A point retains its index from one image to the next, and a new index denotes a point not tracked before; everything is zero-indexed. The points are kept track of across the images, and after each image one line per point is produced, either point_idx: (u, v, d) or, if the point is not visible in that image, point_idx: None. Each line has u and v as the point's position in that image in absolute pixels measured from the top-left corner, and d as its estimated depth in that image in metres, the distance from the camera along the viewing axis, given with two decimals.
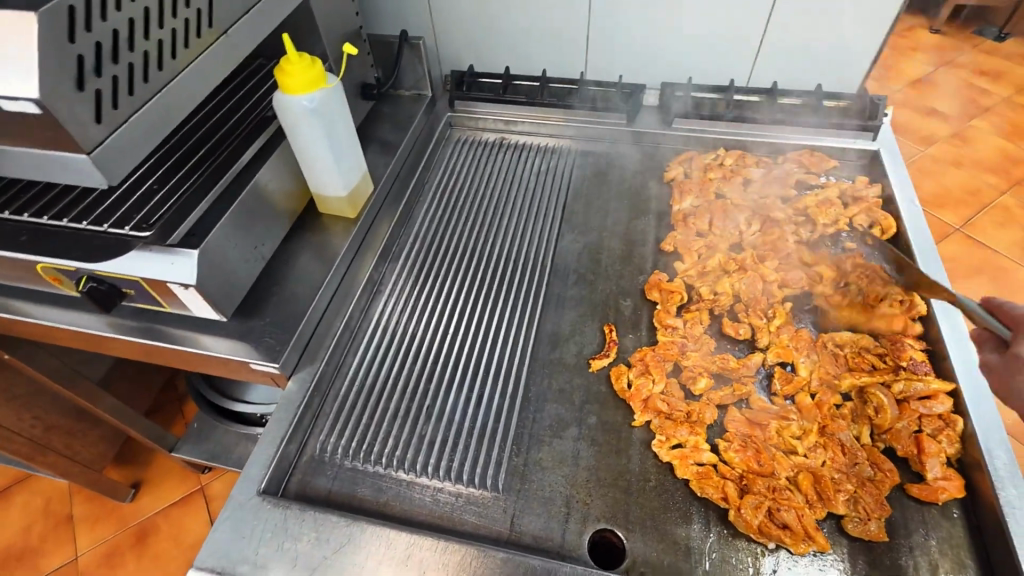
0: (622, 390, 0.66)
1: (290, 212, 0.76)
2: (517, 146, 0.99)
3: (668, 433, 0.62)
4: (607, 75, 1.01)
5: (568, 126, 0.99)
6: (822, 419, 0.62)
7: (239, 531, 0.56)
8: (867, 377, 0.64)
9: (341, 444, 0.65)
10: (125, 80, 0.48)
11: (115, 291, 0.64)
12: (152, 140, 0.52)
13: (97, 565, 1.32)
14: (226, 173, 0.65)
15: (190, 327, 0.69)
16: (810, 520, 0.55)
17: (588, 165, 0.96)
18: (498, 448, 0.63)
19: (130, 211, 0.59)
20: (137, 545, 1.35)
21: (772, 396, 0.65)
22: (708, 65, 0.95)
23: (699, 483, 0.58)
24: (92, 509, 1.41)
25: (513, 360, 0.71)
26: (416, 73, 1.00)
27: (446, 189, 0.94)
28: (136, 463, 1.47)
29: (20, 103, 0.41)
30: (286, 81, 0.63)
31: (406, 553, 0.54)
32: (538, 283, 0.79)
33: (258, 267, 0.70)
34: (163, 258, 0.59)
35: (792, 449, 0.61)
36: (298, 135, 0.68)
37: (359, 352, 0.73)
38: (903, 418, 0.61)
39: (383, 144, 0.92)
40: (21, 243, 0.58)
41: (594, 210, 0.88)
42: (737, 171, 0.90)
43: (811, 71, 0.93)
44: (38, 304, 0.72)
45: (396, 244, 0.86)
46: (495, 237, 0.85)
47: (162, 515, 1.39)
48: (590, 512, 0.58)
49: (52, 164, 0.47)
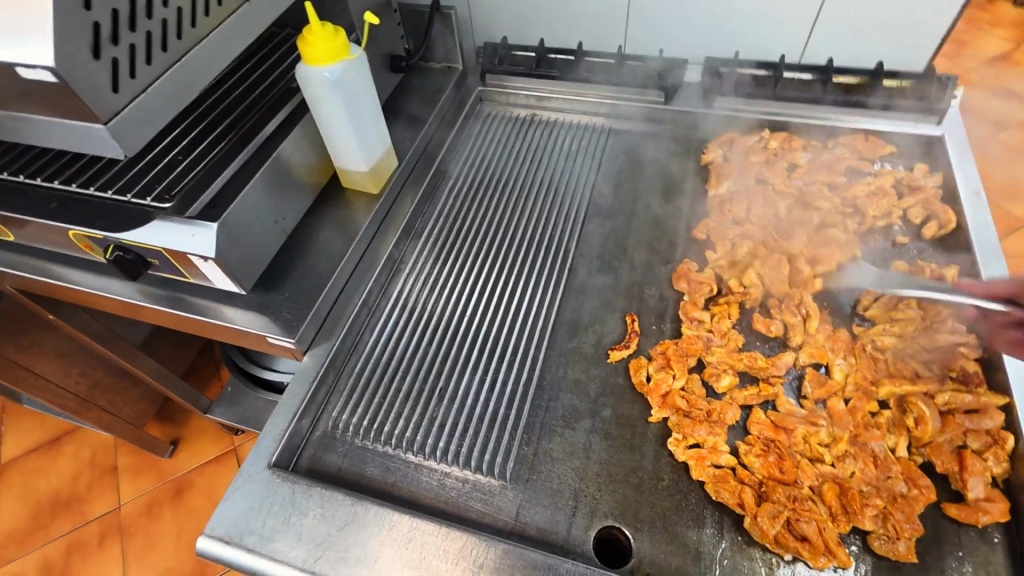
0: (641, 384, 0.63)
1: (313, 186, 0.76)
2: (547, 123, 0.96)
3: (685, 432, 0.59)
4: (646, 49, 0.96)
5: (602, 103, 0.95)
6: (854, 427, 0.58)
7: (249, 502, 0.57)
8: (909, 385, 0.59)
9: (353, 422, 0.65)
10: (143, 49, 0.47)
11: (140, 261, 0.65)
12: (170, 111, 0.51)
13: (138, 515, 1.40)
14: (248, 145, 0.64)
15: (213, 298, 0.70)
16: (833, 534, 0.52)
17: (620, 145, 0.91)
18: (509, 435, 0.62)
19: (153, 181, 0.59)
20: (174, 499, 1.42)
21: (802, 399, 0.61)
22: (757, 39, 0.89)
23: (715, 486, 0.56)
24: (135, 462, 1.49)
25: (529, 346, 0.69)
26: (447, 45, 0.96)
27: (472, 166, 0.91)
28: (175, 422, 1.54)
29: (38, 71, 0.41)
30: (309, 52, 0.62)
31: (409, 537, 0.54)
32: (560, 268, 0.76)
33: (279, 241, 0.70)
34: (184, 230, 0.60)
35: (819, 457, 0.57)
36: (320, 108, 0.66)
37: (376, 330, 0.73)
38: (946, 432, 0.56)
39: (410, 119, 0.90)
40: (50, 210, 0.60)
41: (624, 193, 0.84)
42: (781, 156, 0.84)
43: (871, 47, 0.85)
44: (73, 268, 0.75)
45: (419, 222, 0.84)
46: (519, 218, 0.83)
47: (197, 472, 1.46)
48: (598, 508, 0.57)
49: (72, 133, 0.47)
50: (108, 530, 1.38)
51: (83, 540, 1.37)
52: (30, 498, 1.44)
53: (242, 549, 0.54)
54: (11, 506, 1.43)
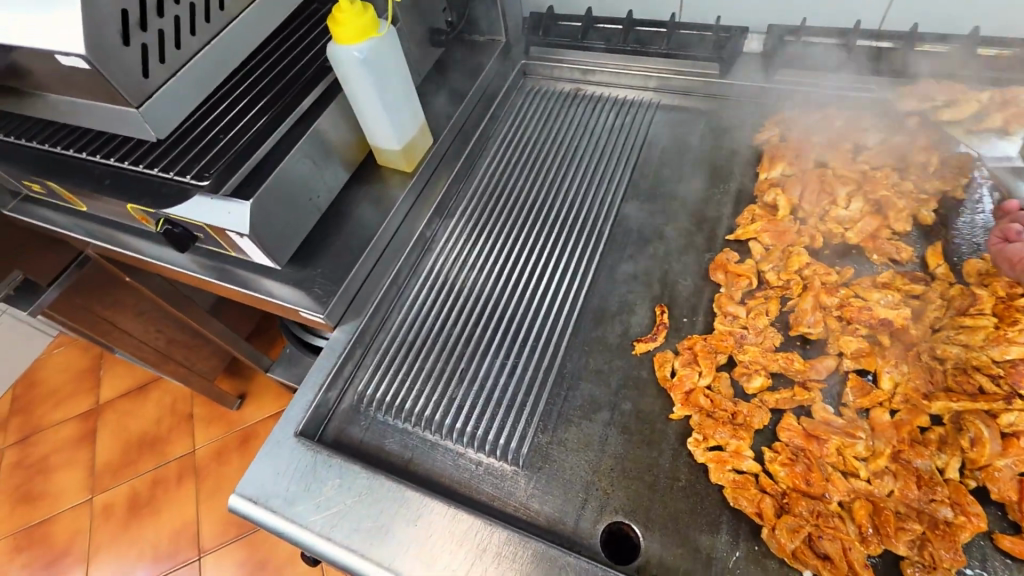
0: (664, 379, 0.61)
1: (347, 164, 0.76)
2: (592, 98, 0.91)
3: (706, 433, 0.56)
4: (703, 17, 0.88)
5: (651, 76, 0.89)
6: (897, 443, 0.53)
7: (276, 467, 0.60)
8: (967, 401, 0.53)
9: (376, 397, 0.67)
10: (172, 33, 0.49)
11: (187, 235, 0.70)
12: (199, 94, 0.53)
13: (209, 459, 1.54)
14: (282, 124, 0.65)
15: (254, 272, 0.73)
16: (859, 555, 0.48)
17: (668, 122, 0.86)
18: (525, 421, 0.62)
19: (192, 160, 0.61)
20: (241, 447, 1.55)
21: (842, 407, 0.56)
22: (829, 3, 0.80)
23: (733, 492, 0.53)
24: (209, 411, 1.63)
25: (554, 332, 0.68)
26: (491, 17, 0.94)
27: (511, 143, 0.89)
28: (242, 377, 1.67)
29: (73, 59, 0.44)
30: (338, 30, 0.62)
31: (417, 515, 0.55)
32: (592, 253, 0.73)
33: (314, 219, 0.72)
34: (220, 207, 0.62)
35: (853, 471, 0.53)
36: (351, 86, 0.66)
37: (405, 308, 0.74)
38: (1008, 456, 0.50)
39: (451, 94, 0.89)
40: (104, 186, 0.65)
41: (667, 173, 0.80)
42: (847, 135, 0.75)
43: (966, 9, 0.74)
44: (138, 238, 0.81)
45: (453, 200, 0.84)
46: (554, 198, 0.80)
47: (261, 424, 1.58)
48: (609, 502, 0.56)
49: (112, 116, 0.50)
50: (184, 470, 1.53)
51: (163, 478, 1.53)
52: (121, 436, 1.62)
53: (267, 511, 0.58)
54: (105, 442, 1.61)
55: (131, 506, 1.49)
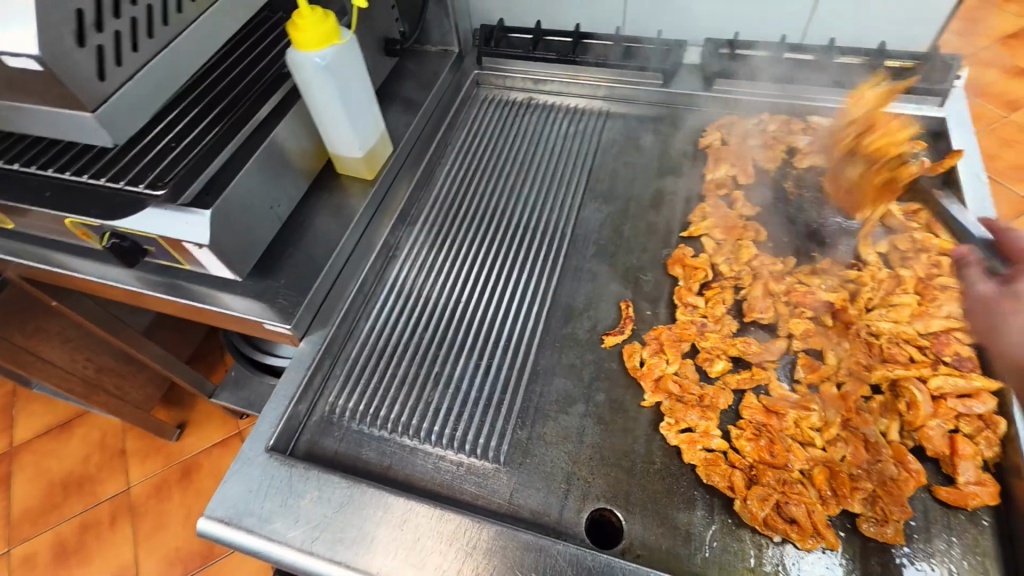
0: (634, 368, 0.64)
1: (307, 172, 0.75)
2: (545, 107, 0.94)
3: (677, 416, 0.60)
4: (646, 31, 0.94)
5: (600, 87, 0.93)
6: (846, 412, 0.58)
7: (247, 485, 0.58)
8: (901, 369, 0.59)
9: (349, 406, 0.65)
10: (128, 36, 0.48)
11: (137, 248, 0.66)
12: (156, 99, 0.53)
13: (147, 495, 1.42)
14: (240, 131, 0.63)
15: (209, 285, 0.70)
16: (821, 516, 0.52)
17: (620, 130, 0.90)
18: (503, 419, 0.63)
19: (145, 169, 0.58)
20: (182, 480, 1.44)
21: (795, 383, 0.61)
22: (758, 20, 0.87)
23: (706, 469, 0.56)
24: (144, 444, 1.51)
25: (524, 331, 0.69)
26: (443, 28, 0.95)
27: (469, 151, 0.90)
28: (181, 405, 1.56)
29: (23, 59, 0.42)
30: (299, 35, 0.61)
31: (402, 519, 0.55)
32: (556, 254, 0.76)
33: (275, 228, 0.71)
34: (177, 218, 0.60)
35: (810, 441, 0.58)
36: (311, 92, 0.66)
37: (373, 315, 0.73)
38: (938, 416, 0.56)
39: (406, 102, 0.90)
40: (44, 198, 0.59)
41: (621, 175, 0.84)
42: (780, 138, 0.83)
43: (872, 26, 0.83)
44: (73, 256, 0.75)
45: (415, 207, 0.84)
46: (515, 202, 0.82)
47: (204, 454, 1.48)
48: (591, 490, 0.57)
49: (63, 121, 0.49)
50: (118, 510, 1.41)
51: (94, 520, 1.40)
52: (42, 479, 1.47)
53: (241, 530, 0.55)
54: (24, 487, 1.46)
55: (57, 554, 1.35)
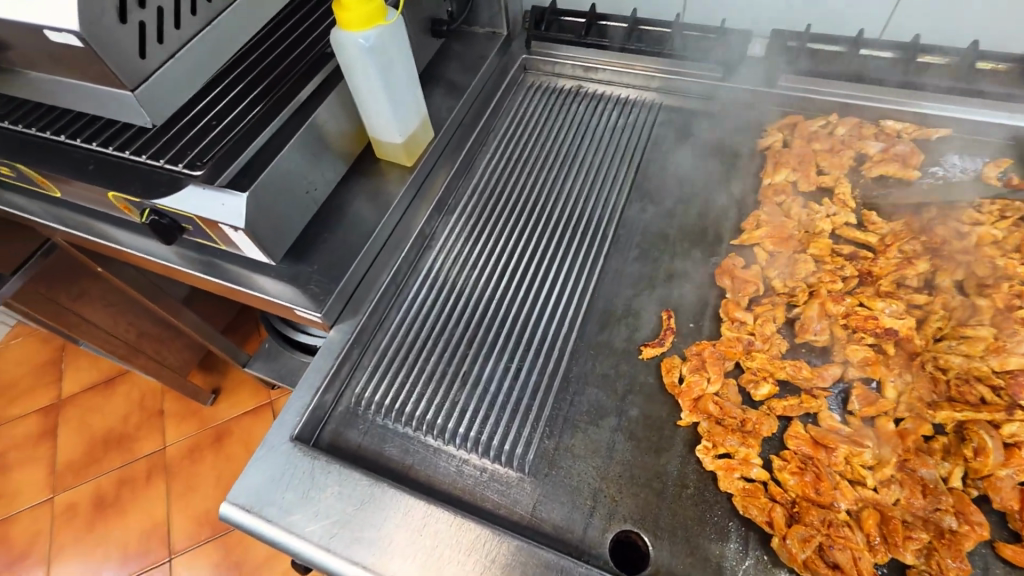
0: (672, 385, 0.60)
1: (346, 156, 0.73)
2: (594, 96, 0.89)
3: (716, 440, 0.56)
4: (708, 19, 0.88)
5: (654, 77, 0.87)
6: (903, 451, 0.54)
7: (271, 473, 0.58)
8: (971, 411, 0.54)
9: (375, 400, 0.64)
10: (171, 13, 0.46)
11: (175, 226, 0.64)
12: (197, 78, 0.51)
13: (180, 457, 1.47)
14: (280, 113, 0.62)
15: (245, 267, 0.70)
16: (868, 564, 0.49)
17: (672, 124, 0.84)
18: (530, 427, 0.60)
19: (185, 147, 0.57)
20: (214, 445, 1.49)
21: (847, 414, 0.57)
22: (835, 11, 0.80)
23: (743, 501, 0.53)
24: (180, 407, 1.56)
25: (558, 335, 0.66)
26: (492, 9, 0.91)
27: (512, 139, 0.87)
28: (216, 371, 1.60)
29: (65, 35, 0.41)
30: (344, 14, 0.59)
31: (422, 523, 0.53)
32: (596, 255, 0.72)
33: (310, 212, 0.69)
34: (214, 198, 0.59)
35: (860, 480, 0.54)
36: (354, 75, 0.64)
37: (404, 307, 0.71)
38: (1009, 465, 0.51)
39: (450, 86, 0.87)
40: (88, 171, 0.61)
41: (670, 174, 0.79)
42: (849, 142, 0.76)
43: (965, 23, 0.75)
44: (116, 228, 0.76)
45: (453, 197, 0.81)
46: (556, 197, 0.78)
47: (236, 421, 1.52)
48: (617, 510, 0.55)
49: (104, 98, 0.48)
50: (153, 468, 1.46)
51: (130, 476, 1.46)
52: (86, 433, 1.54)
53: (263, 519, 0.55)
54: (69, 440, 1.53)
55: (96, 506, 1.42)
